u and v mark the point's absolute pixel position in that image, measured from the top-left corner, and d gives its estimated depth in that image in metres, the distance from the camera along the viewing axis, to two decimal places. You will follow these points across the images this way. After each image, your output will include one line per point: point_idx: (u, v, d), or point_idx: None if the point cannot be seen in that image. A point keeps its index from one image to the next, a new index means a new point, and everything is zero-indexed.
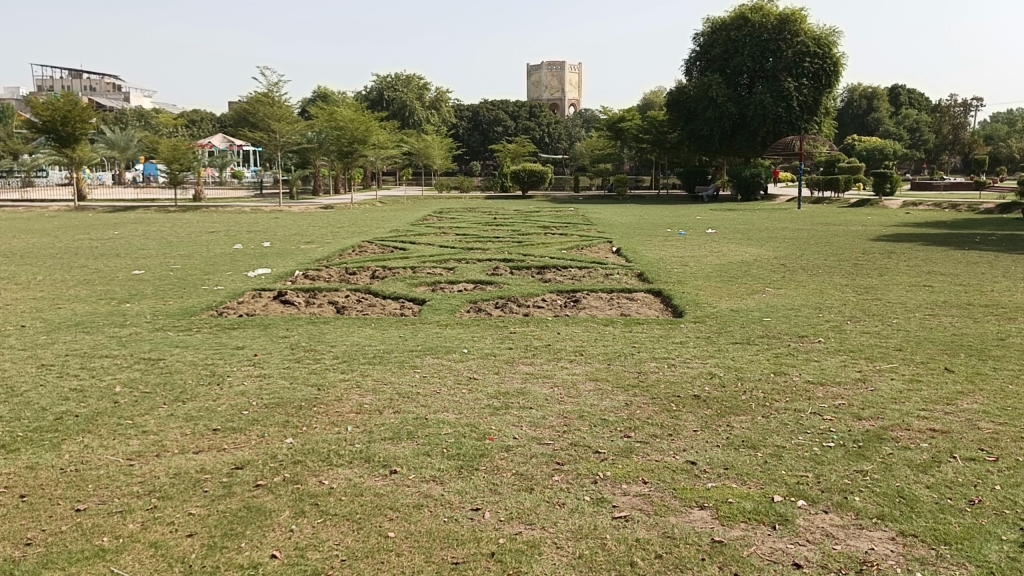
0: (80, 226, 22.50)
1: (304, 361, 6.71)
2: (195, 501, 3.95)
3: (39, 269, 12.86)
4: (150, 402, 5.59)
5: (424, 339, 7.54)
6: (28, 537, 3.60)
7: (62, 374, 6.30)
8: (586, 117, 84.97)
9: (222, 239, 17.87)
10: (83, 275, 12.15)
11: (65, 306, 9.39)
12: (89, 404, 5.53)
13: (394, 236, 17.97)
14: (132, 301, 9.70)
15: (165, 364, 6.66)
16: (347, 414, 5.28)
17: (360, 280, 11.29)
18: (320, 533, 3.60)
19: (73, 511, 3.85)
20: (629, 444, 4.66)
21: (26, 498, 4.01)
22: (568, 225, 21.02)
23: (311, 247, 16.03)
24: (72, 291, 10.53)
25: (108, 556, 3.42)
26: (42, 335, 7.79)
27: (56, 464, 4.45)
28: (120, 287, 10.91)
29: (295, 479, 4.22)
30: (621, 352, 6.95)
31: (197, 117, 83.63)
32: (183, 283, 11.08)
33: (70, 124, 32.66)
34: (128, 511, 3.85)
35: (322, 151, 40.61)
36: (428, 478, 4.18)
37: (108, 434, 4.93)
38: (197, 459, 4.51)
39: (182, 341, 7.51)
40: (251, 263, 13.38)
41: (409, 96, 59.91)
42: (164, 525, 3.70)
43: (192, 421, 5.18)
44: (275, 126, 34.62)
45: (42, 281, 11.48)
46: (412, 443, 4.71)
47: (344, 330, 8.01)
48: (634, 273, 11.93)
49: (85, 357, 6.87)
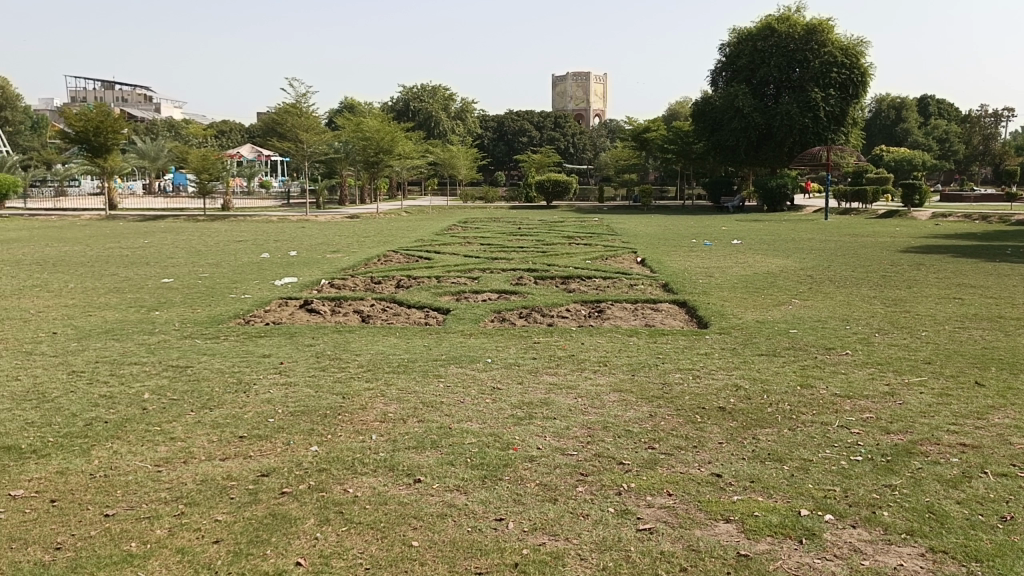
0: (110, 234, 22.91)
1: (329, 369, 6.76)
2: (222, 507, 3.99)
3: (71, 277, 13.08)
4: (178, 409, 5.66)
5: (448, 349, 7.56)
6: (57, 542, 3.65)
7: (92, 380, 6.40)
8: (609, 126, 84.67)
9: (249, 249, 18.06)
10: (113, 283, 12.33)
11: (95, 314, 9.53)
12: (119, 410, 5.61)
13: (418, 245, 18.04)
14: (161, 309, 9.83)
15: (193, 371, 6.73)
16: (371, 423, 5.30)
17: (385, 289, 11.36)
18: (345, 541, 3.62)
19: (102, 516, 3.90)
20: (653, 456, 4.64)
21: (56, 503, 4.07)
22: (592, 235, 21.06)
23: (337, 256, 16.13)
24: (103, 299, 10.69)
25: (135, 561, 3.46)
26: (73, 342, 7.91)
27: (86, 469, 4.52)
28: (150, 294, 11.07)
29: (320, 487, 4.24)
30: (646, 363, 6.92)
31: (226, 127, 84.69)
32: (211, 292, 11.22)
33: (101, 134, 33.19)
34: (156, 517, 3.89)
35: (347, 162, 40.93)
36: (451, 488, 4.19)
37: (137, 440, 5.00)
38: (224, 466, 4.56)
39: (210, 349, 7.59)
40: (277, 272, 13.51)
41: (434, 107, 60.27)
42: (191, 531, 3.74)
43: (219, 428, 5.23)
44: (302, 136, 34.85)
45: (73, 289, 11.68)
46: (436, 452, 4.73)
47: (369, 339, 8.06)
48: (658, 283, 11.90)
49: (115, 364, 6.97)
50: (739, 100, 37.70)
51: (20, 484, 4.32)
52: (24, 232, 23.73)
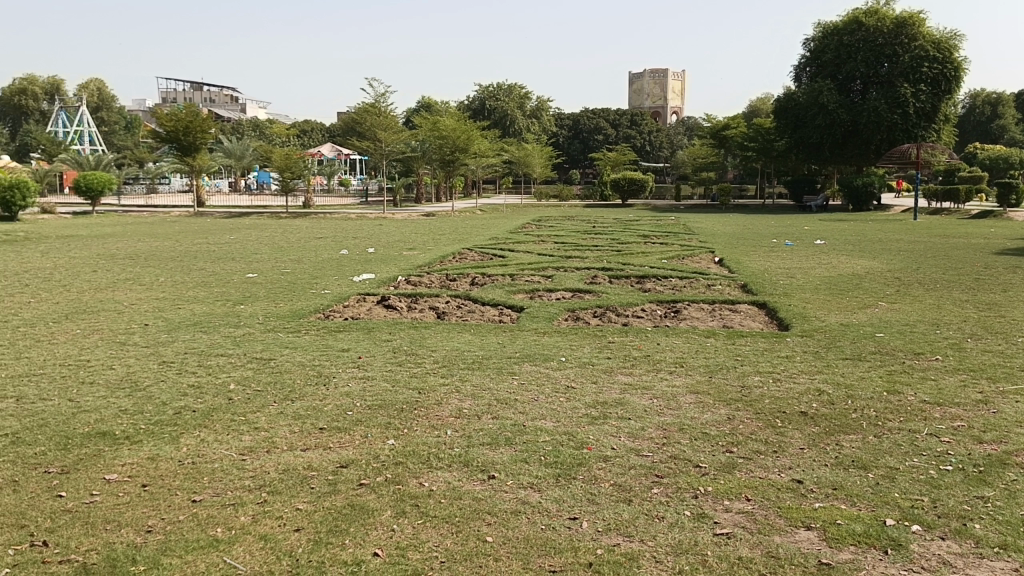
0: (198, 231, 23.77)
1: (405, 365, 6.86)
2: (302, 497, 4.10)
3: (162, 271, 13.63)
4: (261, 400, 5.84)
5: (523, 347, 7.59)
6: (148, 525, 3.81)
7: (181, 371, 6.66)
8: (687, 124, 83.44)
9: (329, 246, 18.50)
10: (201, 277, 12.80)
11: (184, 307, 9.91)
12: (205, 400, 5.82)
13: (493, 243, 18.15)
14: (245, 303, 10.15)
15: (276, 363, 6.94)
16: (447, 419, 5.36)
17: (460, 286, 11.47)
18: (420, 534, 3.67)
19: (190, 502, 4.06)
20: (731, 460, 4.56)
21: (147, 487, 4.26)
22: (668, 234, 20.80)
23: (414, 253, 16.37)
24: (191, 292, 11.10)
25: (221, 546, 3.58)
26: (164, 334, 8.25)
27: (175, 456, 4.70)
28: (235, 289, 11.44)
29: (396, 480, 4.31)
30: (723, 365, 6.80)
31: (308, 126, 86.83)
32: (293, 287, 11.52)
33: (190, 133, 34.45)
34: (240, 504, 4.02)
35: (425, 160, 41.49)
36: (526, 485, 4.20)
37: (223, 429, 5.18)
38: (304, 456, 4.68)
39: (291, 343, 7.80)
40: (356, 268, 13.80)
41: (511, 105, 60.50)
42: (273, 519, 3.85)
43: (300, 419, 5.38)
44: (380, 135, 35.46)
45: (164, 282, 12.17)
46: (510, 449, 4.75)
47: (444, 335, 8.15)
48: (737, 284, 11.68)
49: (203, 355, 7.24)
50: (822, 97, 36.67)
51: (114, 468, 4.53)
52: (119, 228, 24.82)
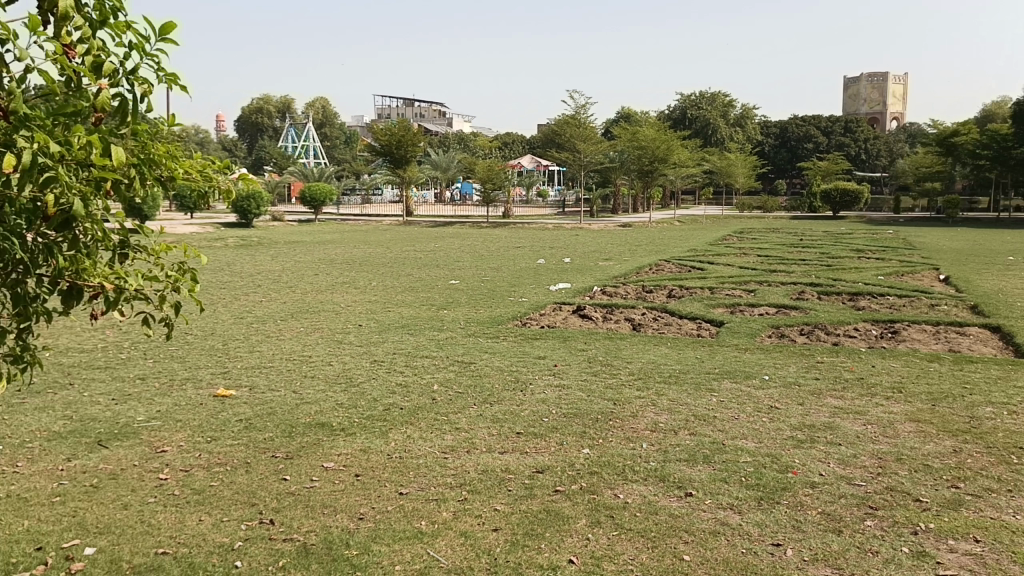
0: (407, 238, 25.17)
1: (601, 375, 6.87)
2: (500, 498, 4.21)
3: (374, 276, 14.57)
4: (462, 401, 6.07)
5: (722, 362, 7.36)
6: (360, 512, 4.07)
7: (390, 370, 7.08)
8: (908, 131, 77.52)
9: (528, 255, 18.94)
10: (409, 282, 13.54)
11: (393, 310, 10.53)
12: (412, 398, 6.15)
13: (692, 255, 17.80)
14: (449, 308, 10.62)
15: (476, 367, 7.19)
16: (642, 431, 5.31)
17: (657, 298, 11.34)
18: (615, 545, 3.66)
19: (397, 494, 4.30)
20: (957, 497, 4.16)
21: (360, 477, 4.56)
22: (885, 250, 19.39)
23: (610, 264, 16.39)
24: (400, 296, 11.77)
25: (425, 539, 3.76)
26: (375, 334, 8.80)
27: (384, 449, 5.00)
28: (439, 294, 12.00)
29: (592, 489, 4.33)
30: (948, 393, 6.23)
31: (510, 139, 89.49)
32: (493, 294, 11.90)
33: (403, 147, 36.60)
34: (442, 500, 4.20)
35: (623, 171, 41.44)
36: (725, 506, 4.07)
37: (427, 427, 5.44)
38: (503, 459, 4.82)
39: (491, 348, 8.06)
40: (553, 277, 14.03)
41: (713, 115, 59.06)
42: (473, 517, 3.99)
43: (498, 422, 5.54)
44: (580, 146, 35.83)
45: (376, 286, 13.00)
46: (708, 467, 4.62)
47: (641, 347, 8.08)
48: (965, 305, 10.67)
49: (409, 356, 7.65)
50: None
51: (331, 457, 4.89)
52: (337, 235, 26.80)
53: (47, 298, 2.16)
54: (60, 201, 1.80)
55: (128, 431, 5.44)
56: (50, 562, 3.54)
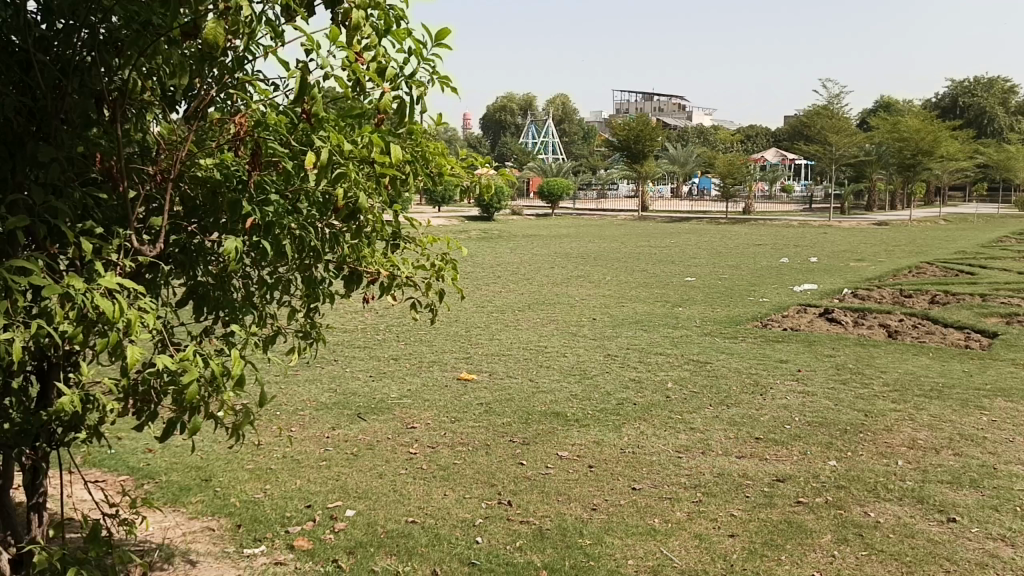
0: (643, 233, 25.05)
1: (850, 384, 6.43)
2: (737, 503, 4.09)
3: (610, 270, 14.67)
4: (698, 401, 5.96)
5: (995, 378, 6.61)
6: (594, 503, 4.13)
7: (624, 365, 7.11)
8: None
9: (769, 253, 18.12)
10: (644, 278, 13.48)
11: (629, 305, 10.54)
12: (646, 395, 6.13)
13: (959, 258, 16.10)
14: (684, 305, 10.45)
15: (712, 367, 7.02)
16: (897, 447, 4.91)
17: (916, 304, 10.40)
18: (865, 566, 3.42)
19: (631, 489, 4.31)
20: None
21: (594, 468, 4.62)
22: None
23: (862, 265, 15.27)
24: (635, 292, 11.77)
25: (659, 536, 3.74)
26: (610, 328, 8.87)
27: (618, 443, 5.04)
28: (675, 291, 11.84)
29: (838, 504, 4.07)
30: None
31: (753, 132, 86.08)
32: (731, 293, 11.53)
33: (641, 142, 36.45)
34: (677, 500, 4.15)
35: (879, 164, 38.36)
36: (995, 537, 3.66)
37: (661, 425, 5.40)
38: (740, 463, 4.66)
39: (729, 348, 7.83)
40: (797, 277, 13.32)
41: (990, 102, 52.97)
42: (708, 520, 3.90)
43: (736, 425, 5.37)
44: (830, 139, 33.64)
45: (611, 281, 13.09)
46: (977, 493, 4.17)
47: (896, 356, 7.47)
48: None
49: (644, 352, 7.63)
50: None
51: (566, 446, 5.00)
52: (573, 229, 27.22)
53: (333, 281, 2.36)
54: (349, 193, 1.97)
55: (383, 406, 5.92)
56: (318, 518, 3.95)
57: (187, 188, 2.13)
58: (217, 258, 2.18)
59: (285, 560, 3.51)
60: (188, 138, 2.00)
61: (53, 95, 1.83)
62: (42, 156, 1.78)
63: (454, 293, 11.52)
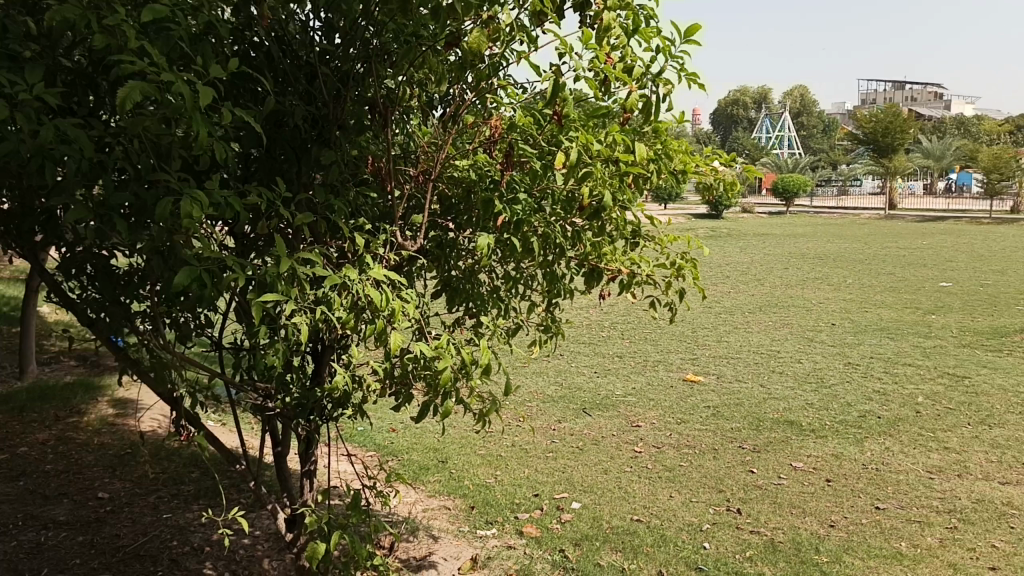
0: (889, 234, 23.15)
1: None
2: (1000, 535, 3.68)
3: (851, 273, 13.72)
4: (953, 419, 5.43)
5: None
6: (832, 519, 3.90)
7: (866, 375, 6.63)
8: None
9: None
10: (891, 282, 12.47)
11: (872, 311, 9.81)
12: (891, 408, 5.68)
13: None
14: (938, 313, 9.54)
15: (971, 382, 6.36)
16: None
17: None
18: None
19: (874, 508, 4.02)
20: None
21: (831, 483, 4.36)
22: None
23: None
24: (879, 297, 10.92)
25: (905, 562, 3.46)
26: (850, 335, 8.31)
27: (858, 458, 4.72)
28: (927, 297, 10.84)
29: None
30: None
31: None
32: (995, 301, 10.36)
33: (889, 134, 33.69)
34: (927, 524, 3.82)
35: None
36: None
37: (910, 442, 4.98)
38: (1004, 491, 4.19)
39: (991, 363, 7.04)
40: None
41: None
42: (965, 549, 3.55)
43: (999, 448, 4.83)
44: None
45: (852, 285, 12.24)
46: None
47: None
48: None
49: (889, 362, 7.07)
50: None
51: (801, 457, 4.77)
52: (809, 228, 25.77)
53: (575, 277, 2.39)
54: (594, 192, 2.01)
55: (609, 403, 5.96)
56: (545, 508, 4.06)
57: (444, 187, 2.27)
58: (469, 253, 2.32)
59: (515, 544, 3.65)
60: (446, 140, 2.14)
61: (337, 105, 2.04)
62: (327, 159, 1.99)
63: (699, 295, 11.23)
